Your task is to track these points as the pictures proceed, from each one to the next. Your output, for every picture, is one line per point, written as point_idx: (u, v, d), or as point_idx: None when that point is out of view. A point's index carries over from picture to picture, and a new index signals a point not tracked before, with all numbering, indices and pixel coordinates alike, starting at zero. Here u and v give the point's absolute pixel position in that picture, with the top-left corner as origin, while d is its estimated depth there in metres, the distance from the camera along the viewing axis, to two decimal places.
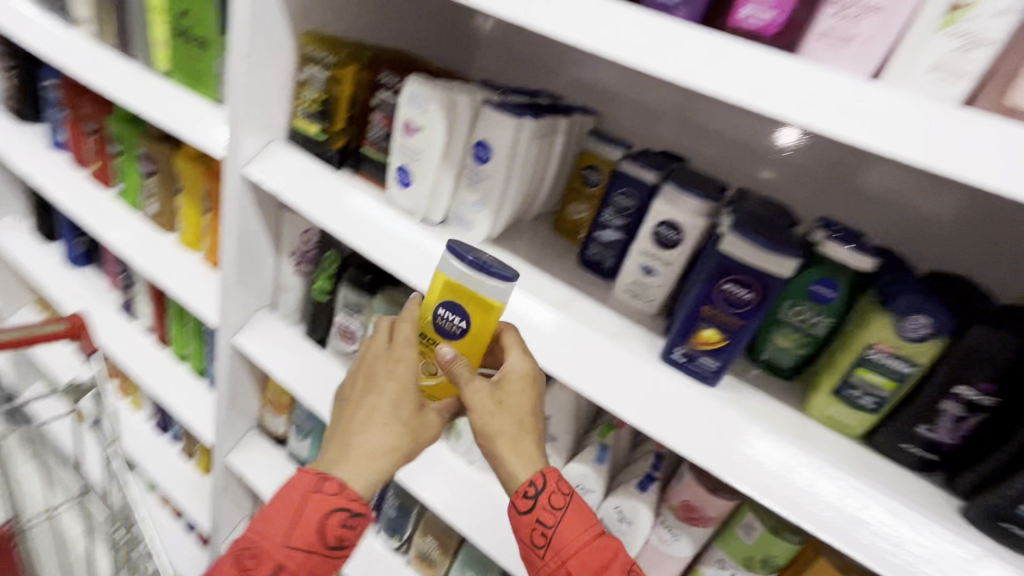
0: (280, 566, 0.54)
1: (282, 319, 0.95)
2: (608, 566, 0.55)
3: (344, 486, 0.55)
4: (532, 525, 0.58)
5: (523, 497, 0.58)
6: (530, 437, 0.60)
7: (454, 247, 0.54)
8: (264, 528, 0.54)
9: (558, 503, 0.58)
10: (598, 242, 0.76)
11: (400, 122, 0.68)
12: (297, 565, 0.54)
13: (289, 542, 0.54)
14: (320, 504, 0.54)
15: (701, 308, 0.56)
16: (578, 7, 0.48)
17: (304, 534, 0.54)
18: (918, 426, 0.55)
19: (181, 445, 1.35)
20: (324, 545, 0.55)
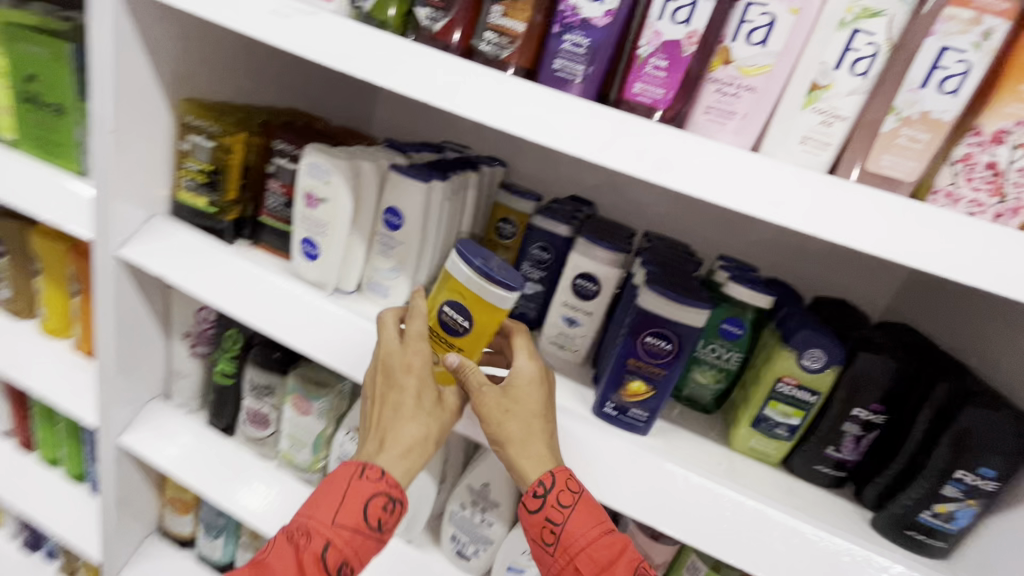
0: (326, 546, 0.53)
1: (179, 407, 0.84)
2: (615, 565, 0.54)
3: (382, 472, 0.55)
4: (542, 523, 0.56)
5: (533, 496, 0.56)
6: (541, 439, 0.57)
7: (463, 250, 0.54)
8: (315, 508, 0.55)
9: (569, 501, 0.55)
10: (519, 295, 0.76)
11: (301, 193, 0.64)
12: (341, 549, 0.54)
13: (338, 520, 0.54)
14: (363, 485, 0.55)
15: (626, 362, 0.58)
16: (480, 84, 0.48)
17: (355, 512, 0.54)
18: (827, 448, 0.60)
19: (60, 563, 1.14)
20: (370, 527, 0.55)
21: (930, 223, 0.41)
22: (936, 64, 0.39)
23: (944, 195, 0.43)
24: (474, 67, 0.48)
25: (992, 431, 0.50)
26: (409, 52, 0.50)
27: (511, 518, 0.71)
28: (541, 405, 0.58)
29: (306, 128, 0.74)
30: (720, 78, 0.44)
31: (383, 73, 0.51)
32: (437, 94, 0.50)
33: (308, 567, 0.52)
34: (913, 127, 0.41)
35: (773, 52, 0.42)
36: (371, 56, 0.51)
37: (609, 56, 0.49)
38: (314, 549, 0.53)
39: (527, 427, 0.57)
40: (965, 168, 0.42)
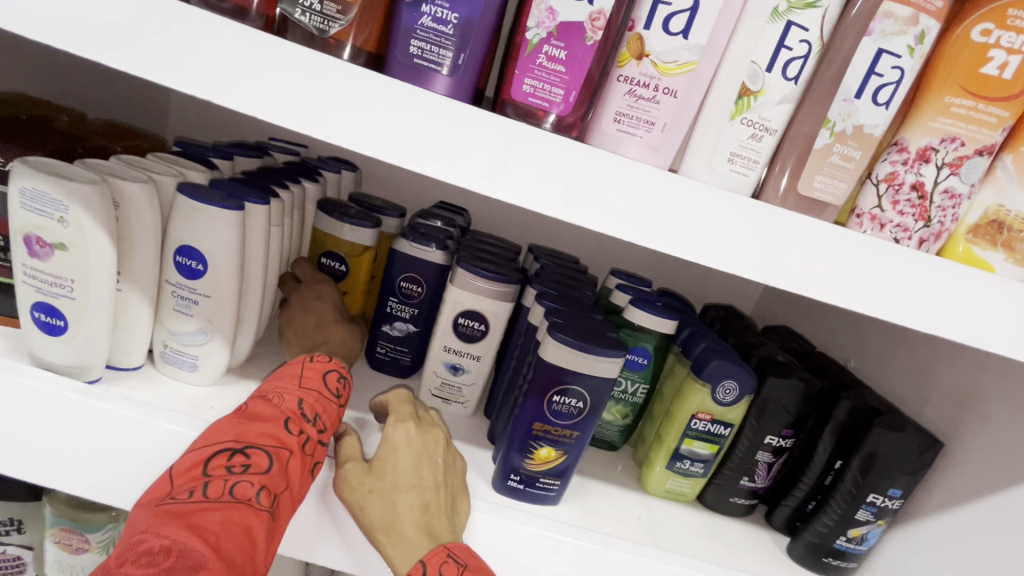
0: (303, 399, 0.43)
1: None
2: None
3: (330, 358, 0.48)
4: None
5: None
6: (411, 517, 0.42)
7: (323, 205, 0.58)
8: (275, 378, 0.45)
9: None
10: (386, 340, 0.60)
11: (19, 235, 0.41)
12: (319, 401, 0.44)
13: (306, 380, 0.45)
14: (317, 363, 0.46)
15: (531, 427, 0.47)
16: (296, 72, 0.32)
17: (321, 376, 0.46)
18: (741, 479, 0.56)
19: None
20: (336, 395, 0.45)
21: (866, 255, 0.36)
22: (872, 70, 0.34)
23: (869, 219, 0.37)
24: (282, 47, 0.31)
25: (898, 453, 0.49)
26: (168, 16, 0.31)
27: None
28: (419, 474, 0.44)
29: (31, 129, 0.49)
30: (633, 76, 0.34)
31: (121, 49, 0.31)
32: (230, 86, 0.32)
33: (293, 413, 0.42)
34: (846, 143, 0.35)
35: (697, 46, 0.33)
36: (99, 19, 0.31)
37: (485, 41, 0.35)
38: (292, 399, 0.43)
39: (399, 509, 0.43)
40: (890, 189, 0.37)
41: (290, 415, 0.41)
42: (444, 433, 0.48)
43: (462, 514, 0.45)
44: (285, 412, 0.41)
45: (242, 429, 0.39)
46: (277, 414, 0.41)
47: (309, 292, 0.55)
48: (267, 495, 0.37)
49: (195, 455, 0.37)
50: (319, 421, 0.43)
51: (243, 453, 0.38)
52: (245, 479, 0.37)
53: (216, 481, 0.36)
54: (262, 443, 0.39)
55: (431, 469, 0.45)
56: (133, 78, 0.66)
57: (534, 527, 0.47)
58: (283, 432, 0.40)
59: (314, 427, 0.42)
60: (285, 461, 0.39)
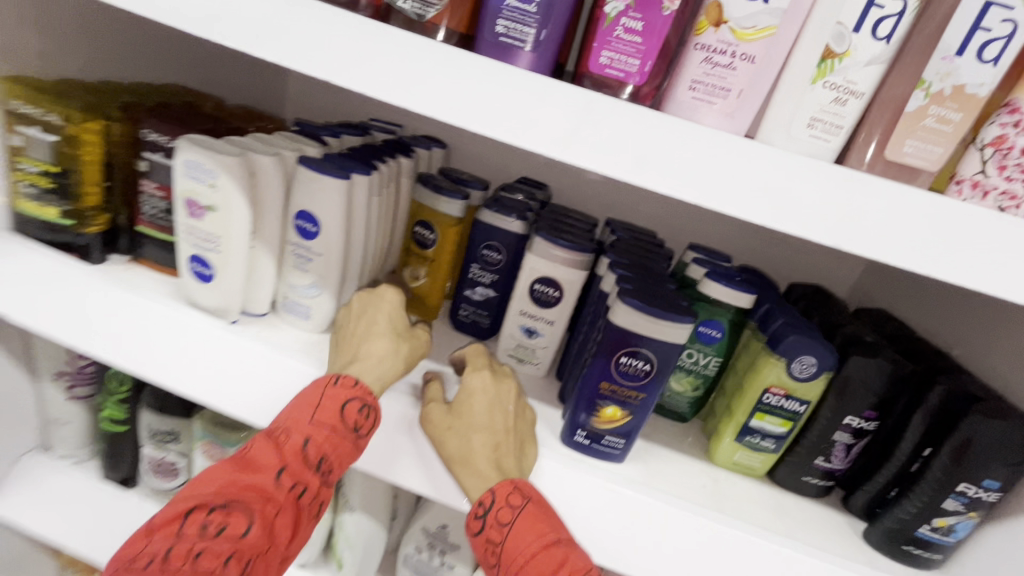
0: (305, 442, 0.45)
1: (65, 459, 0.69)
2: None
3: (355, 381, 0.47)
4: (484, 541, 0.46)
5: (473, 517, 0.47)
6: (484, 456, 0.47)
7: (419, 177, 0.64)
8: (290, 408, 0.47)
9: (507, 513, 0.45)
10: (468, 303, 0.65)
11: (179, 199, 0.51)
12: (323, 445, 0.46)
13: (318, 415, 0.46)
14: (338, 390, 0.46)
15: (599, 386, 0.50)
16: (398, 54, 0.36)
17: (337, 410, 0.46)
18: (816, 459, 0.55)
19: None
20: (349, 428, 0.47)
21: (956, 225, 0.34)
22: (977, 25, 0.32)
23: (970, 185, 0.36)
24: (387, 32, 0.36)
25: (997, 443, 0.45)
26: (298, 11, 0.37)
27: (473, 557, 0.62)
28: (492, 420, 0.49)
29: (186, 112, 0.59)
30: (710, 44, 0.35)
31: (260, 40, 0.38)
32: (343, 68, 0.37)
33: (288, 463, 0.44)
34: (943, 104, 0.33)
35: (778, 9, 0.33)
36: (245, 16, 0.37)
37: (566, 17, 0.38)
38: (293, 442, 0.45)
39: (473, 445, 0.48)
40: (997, 154, 0.35)
41: (284, 466, 0.44)
42: (515, 387, 0.52)
43: (529, 460, 0.49)
44: (281, 462, 0.44)
45: (233, 481, 0.43)
46: (274, 463, 0.44)
47: (370, 293, 0.53)
48: (235, 562, 0.40)
49: (181, 505, 0.41)
50: (316, 468, 0.45)
51: (222, 511, 0.41)
52: (215, 544, 0.40)
53: (187, 543, 0.39)
54: (244, 500, 0.42)
55: (502, 414, 0.49)
56: (261, 67, 0.76)
57: (598, 480, 0.50)
58: (270, 488, 0.43)
59: (308, 476, 0.45)
60: (263, 519, 0.42)
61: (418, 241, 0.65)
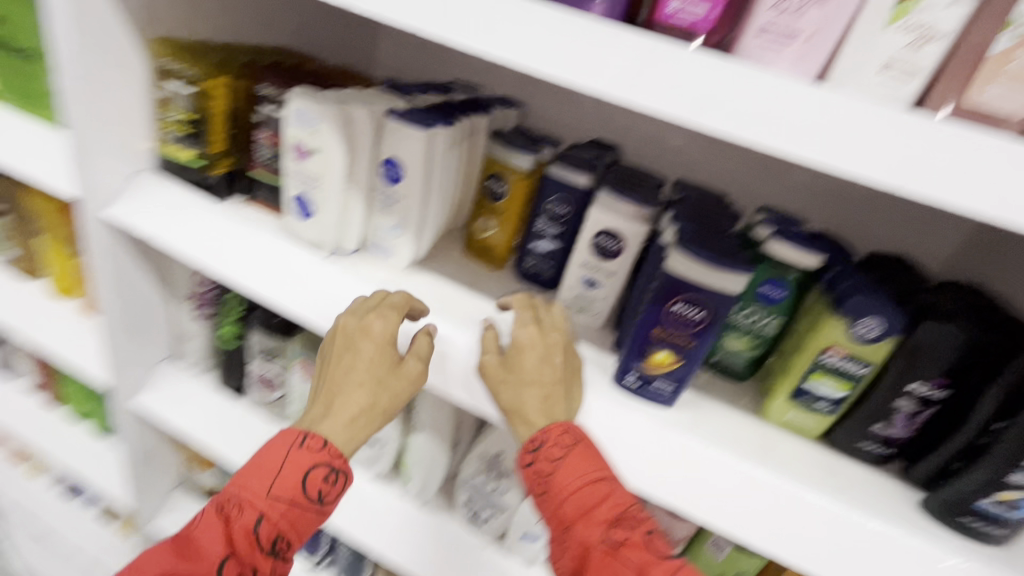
0: (259, 519, 0.49)
1: (192, 368, 0.83)
2: (601, 511, 0.47)
3: (322, 442, 0.51)
4: (533, 471, 0.50)
5: (524, 451, 0.51)
6: (536, 406, 0.52)
7: (495, 132, 0.68)
8: (246, 480, 0.50)
9: (557, 451, 0.49)
10: (534, 253, 0.70)
11: (289, 144, 0.59)
12: (276, 523, 0.50)
13: (274, 491, 0.50)
14: (299, 457, 0.51)
15: (652, 331, 0.52)
16: (479, 7, 0.40)
17: (294, 482, 0.50)
18: (874, 425, 0.54)
19: (99, 509, 1.14)
20: (310, 501, 0.51)
21: None
22: None
23: None
24: None
25: None
26: None
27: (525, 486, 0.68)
28: (543, 373, 0.52)
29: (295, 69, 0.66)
30: None
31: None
32: (430, 20, 0.41)
33: (237, 548, 0.49)
34: None
35: None
36: None
37: None
38: (245, 521, 0.49)
39: (524, 394, 0.52)
40: None
41: (230, 553, 0.49)
42: (561, 335, 0.55)
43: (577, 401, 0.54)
44: (226, 551, 0.48)
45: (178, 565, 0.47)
46: (221, 552, 0.48)
47: (355, 330, 0.55)
48: None
49: None
50: (266, 549, 0.50)
51: None
52: None
53: None
54: None
55: (550, 366, 0.53)
56: (358, 31, 0.83)
57: None
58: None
59: (255, 557, 0.50)
60: None
61: (489, 192, 0.70)
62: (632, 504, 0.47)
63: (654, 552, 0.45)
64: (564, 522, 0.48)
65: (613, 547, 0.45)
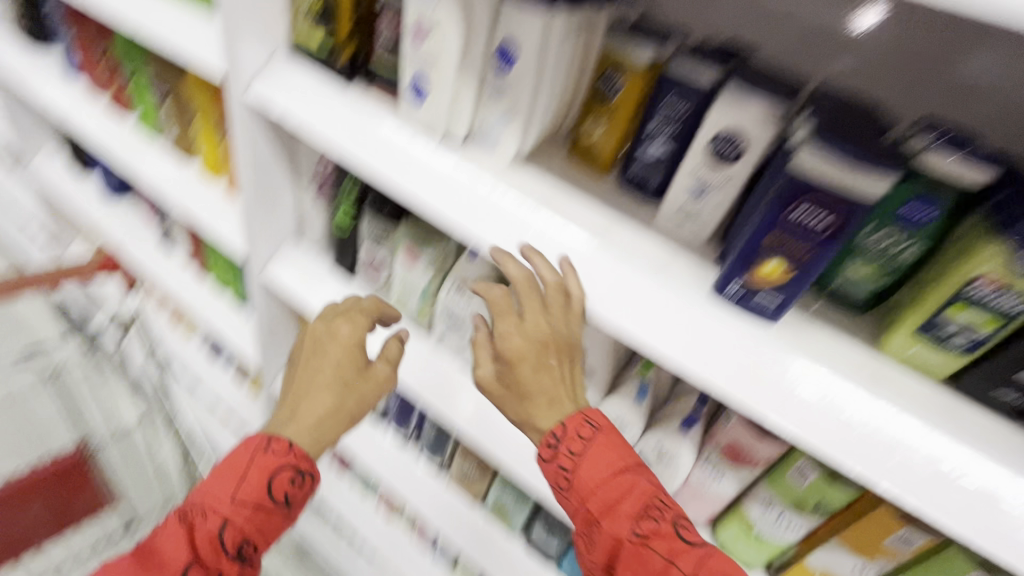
0: (222, 526, 0.59)
1: (312, 248, 0.92)
2: (624, 504, 0.55)
3: (288, 442, 0.65)
4: (556, 467, 0.59)
5: (547, 446, 0.60)
6: (542, 412, 0.60)
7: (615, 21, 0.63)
8: (214, 484, 0.61)
9: (577, 443, 0.57)
10: (642, 160, 0.66)
11: (410, 25, 0.60)
12: (241, 525, 0.60)
13: (239, 495, 0.61)
14: (264, 458, 0.63)
15: (765, 237, 0.48)
16: None
17: (259, 486, 0.62)
18: (1019, 371, 0.47)
19: (234, 368, 1.35)
20: (275, 502, 0.63)
21: None
22: None
23: None
24: None
25: None
26: None
27: (605, 390, 0.69)
28: (541, 381, 0.59)
29: None
30: None
31: None
32: None
33: (203, 549, 0.58)
34: None
35: None
36: None
37: None
38: (211, 524, 0.59)
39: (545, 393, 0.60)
40: None
41: (197, 557, 0.57)
42: (546, 330, 0.58)
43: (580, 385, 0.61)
44: (194, 555, 0.57)
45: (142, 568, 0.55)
46: (188, 554, 0.57)
47: (322, 339, 0.71)
48: None
49: None
50: (231, 551, 0.59)
51: None
52: None
53: None
54: None
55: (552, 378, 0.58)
56: None
57: None
58: None
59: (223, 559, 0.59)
60: None
61: (601, 91, 0.65)
62: (655, 492, 0.55)
63: (682, 539, 0.53)
64: (593, 518, 0.56)
65: (644, 537, 0.53)
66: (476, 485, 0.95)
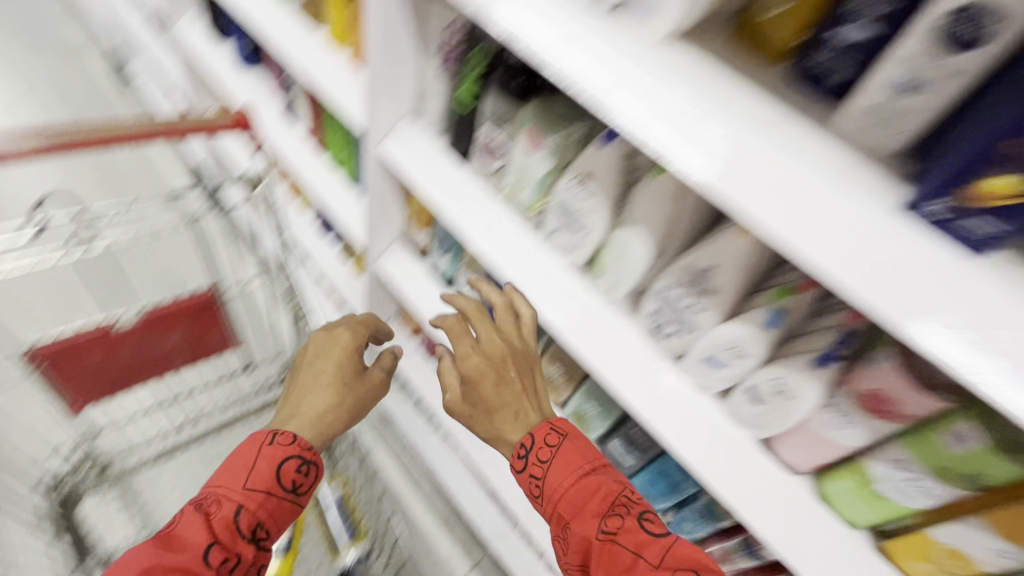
0: (237, 511, 0.65)
1: (427, 129, 0.89)
2: (592, 500, 0.67)
3: (293, 436, 0.74)
4: (532, 476, 0.73)
5: (519, 459, 0.75)
6: (510, 422, 0.77)
7: None
8: (227, 476, 0.68)
9: (545, 447, 0.73)
10: (832, 44, 0.52)
11: None
12: (254, 509, 0.67)
13: (251, 484, 0.68)
14: (272, 448, 0.71)
15: (999, 141, 0.39)
16: None
17: (268, 475, 0.69)
18: None
19: (340, 246, 1.43)
20: (284, 489, 0.70)
21: None
22: None
23: None
24: None
25: None
26: None
27: (725, 312, 0.62)
28: (503, 398, 0.77)
29: None
30: None
31: None
32: None
33: (222, 532, 0.63)
34: None
35: None
36: None
37: None
38: (227, 510, 0.65)
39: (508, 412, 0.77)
40: None
41: (217, 539, 0.62)
42: (501, 350, 0.78)
43: (542, 398, 0.78)
44: (212, 538, 0.62)
45: (167, 552, 0.58)
46: (207, 538, 0.62)
47: (325, 347, 0.88)
48: None
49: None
50: (247, 533, 0.65)
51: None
52: None
53: None
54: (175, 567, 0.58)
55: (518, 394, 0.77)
56: None
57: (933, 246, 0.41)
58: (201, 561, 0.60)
59: (239, 541, 0.64)
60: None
61: None
62: (619, 491, 0.68)
63: (647, 531, 0.61)
64: (567, 517, 0.68)
65: (612, 531, 0.63)
66: (559, 390, 0.95)
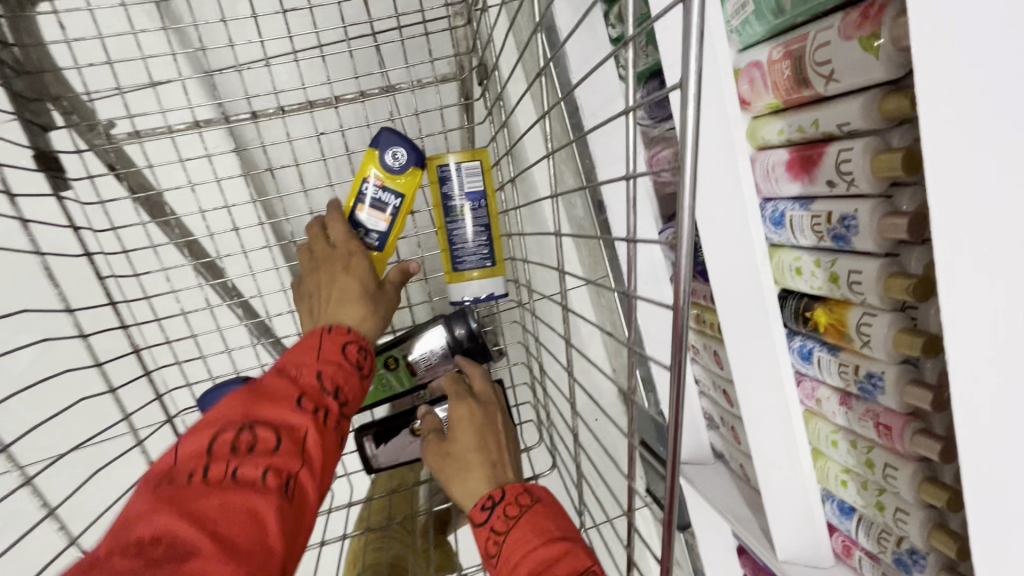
0: (320, 375, 0.63)
1: None
2: (560, 566, 0.53)
3: (343, 331, 0.68)
4: (492, 535, 0.59)
5: (480, 508, 0.62)
6: (481, 476, 0.65)
7: None
8: (298, 356, 0.65)
9: (515, 506, 0.60)
10: None
11: None
12: (333, 375, 0.64)
13: (323, 350, 0.66)
14: (333, 336, 0.68)
15: None
16: None
17: (336, 349, 0.67)
18: None
19: None
20: (354, 364, 0.67)
21: None
22: None
23: None
24: None
25: None
26: None
27: None
28: (472, 450, 0.68)
29: None
30: None
31: None
32: None
33: (307, 393, 0.61)
34: None
35: None
36: None
37: None
38: (308, 374, 0.63)
39: (483, 462, 0.67)
40: None
41: (307, 392, 0.61)
42: (469, 424, 0.70)
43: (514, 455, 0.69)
44: (299, 391, 0.61)
45: (259, 400, 0.58)
46: (293, 392, 0.61)
47: (338, 268, 0.73)
48: (272, 477, 0.53)
49: (206, 433, 0.55)
50: (333, 395, 0.63)
51: (249, 434, 0.55)
52: (247, 463, 0.53)
53: (220, 461, 0.53)
54: (262, 428, 0.56)
55: (491, 456, 0.67)
56: None
57: None
58: (293, 410, 0.59)
59: (327, 398, 0.63)
60: (296, 436, 0.57)
61: None
62: (591, 562, 0.53)
63: None
64: None
65: None
66: None
